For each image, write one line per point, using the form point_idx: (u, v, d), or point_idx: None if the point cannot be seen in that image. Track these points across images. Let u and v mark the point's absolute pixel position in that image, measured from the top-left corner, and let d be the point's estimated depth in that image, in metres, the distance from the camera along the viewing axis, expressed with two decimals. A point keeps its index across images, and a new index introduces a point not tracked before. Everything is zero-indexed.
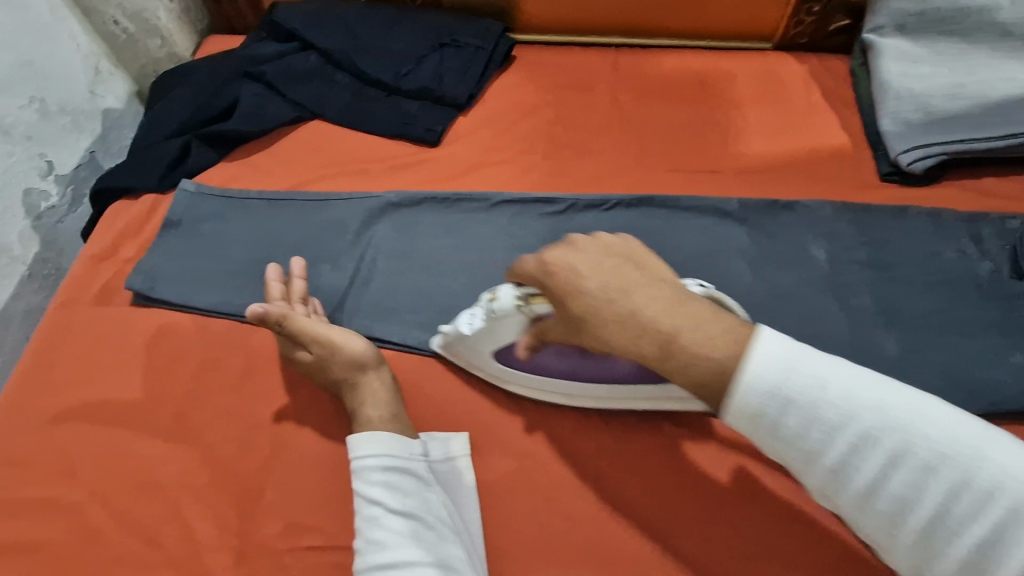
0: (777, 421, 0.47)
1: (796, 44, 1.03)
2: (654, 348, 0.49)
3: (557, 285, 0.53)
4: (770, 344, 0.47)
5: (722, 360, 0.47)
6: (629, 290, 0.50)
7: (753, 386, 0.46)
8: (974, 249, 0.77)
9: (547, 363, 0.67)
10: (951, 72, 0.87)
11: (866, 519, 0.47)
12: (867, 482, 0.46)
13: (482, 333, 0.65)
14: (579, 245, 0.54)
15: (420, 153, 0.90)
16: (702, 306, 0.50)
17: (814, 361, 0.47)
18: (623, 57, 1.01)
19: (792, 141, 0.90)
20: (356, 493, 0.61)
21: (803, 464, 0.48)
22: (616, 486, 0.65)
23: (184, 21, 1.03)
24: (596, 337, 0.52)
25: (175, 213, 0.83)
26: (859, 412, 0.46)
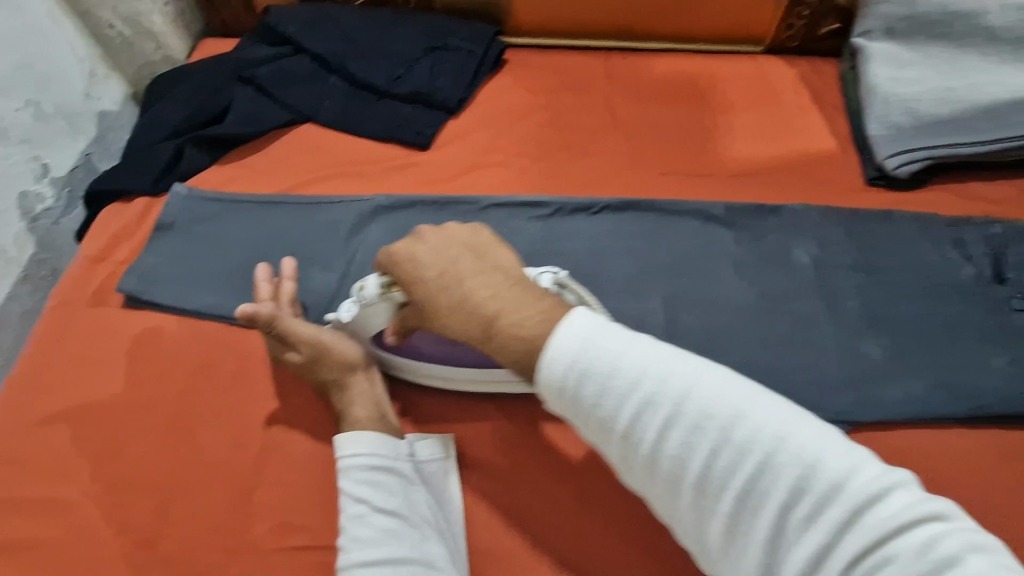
0: (574, 389, 0.48)
1: (786, 48, 1.03)
2: (479, 330, 0.54)
3: (401, 275, 0.58)
4: (574, 319, 0.50)
5: (532, 339, 0.51)
6: (461, 278, 0.55)
7: (555, 359, 0.49)
8: (957, 254, 0.78)
9: (421, 349, 0.69)
10: (940, 75, 0.87)
11: (650, 482, 0.48)
12: (650, 442, 0.46)
13: (358, 320, 0.67)
14: (426, 237, 0.59)
15: (412, 155, 0.91)
16: (525, 289, 0.55)
17: (613, 333, 0.49)
18: (614, 60, 1.01)
19: (781, 145, 0.91)
20: (342, 491, 0.62)
21: (597, 429, 0.49)
22: (599, 486, 0.66)
23: (178, 23, 1.07)
24: (435, 321, 0.56)
25: (169, 215, 0.84)
26: (645, 377, 0.47)
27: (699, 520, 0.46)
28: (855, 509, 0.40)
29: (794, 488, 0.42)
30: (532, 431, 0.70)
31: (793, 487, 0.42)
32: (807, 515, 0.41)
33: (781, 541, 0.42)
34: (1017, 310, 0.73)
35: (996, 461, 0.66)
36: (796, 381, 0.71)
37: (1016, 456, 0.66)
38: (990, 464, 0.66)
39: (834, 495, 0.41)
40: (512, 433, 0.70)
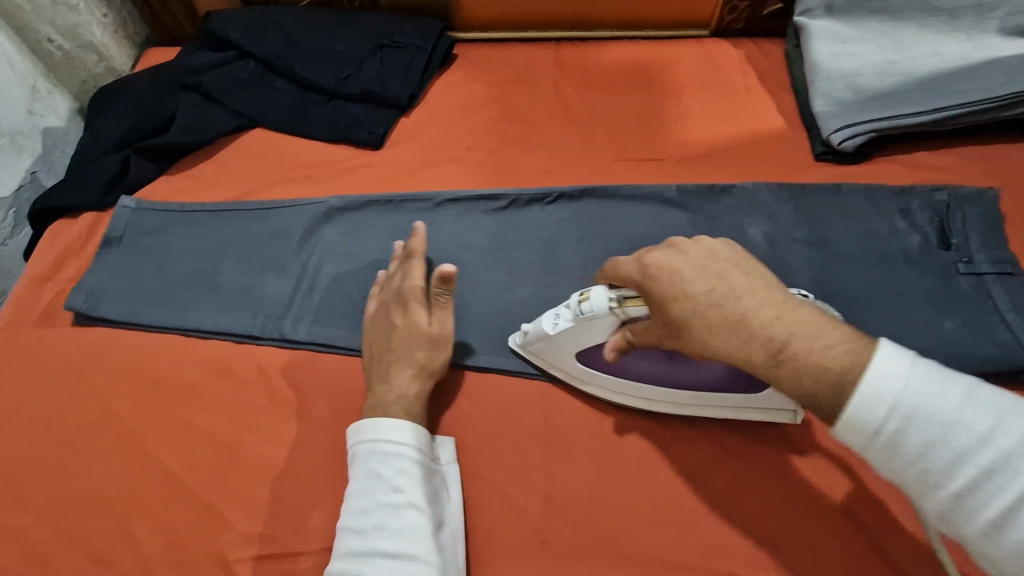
0: (888, 436, 0.42)
1: (732, 30, 1.04)
2: (763, 356, 0.46)
3: (660, 291, 0.50)
4: (892, 357, 0.43)
5: (836, 372, 0.44)
6: (740, 297, 0.47)
7: (867, 399, 0.43)
8: (904, 223, 0.79)
9: (640, 368, 0.64)
10: (880, 49, 0.90)
11: (992, 555, 0.41)
12: (1001, 513, 0.39)
13: (568, 334, 0.62)
14: (686, 250, 0.51)
15: (365, 155, 0.90)
16: (810, 315, 0.47)
17: (938, 380, 0.42)
18: (564, 50, 1.02)
19: (731, 126, 0.92)
20: (377, 475, 0.59)
21: (916, 484, 0.43)
22: (569, 471, 0.66)
23: (119, 34, 1.04)
24: (703, 344, 0.49)
25: (116, 229, 0.82)
26: (999, 436, 0.40)
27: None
28: None
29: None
30: (497, 423, 0.69)
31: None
32: None
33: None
34: (965, 274, 0.74)
35: None
36: None
37: None
38: None
39: None
40: (481, 422, 0.69)
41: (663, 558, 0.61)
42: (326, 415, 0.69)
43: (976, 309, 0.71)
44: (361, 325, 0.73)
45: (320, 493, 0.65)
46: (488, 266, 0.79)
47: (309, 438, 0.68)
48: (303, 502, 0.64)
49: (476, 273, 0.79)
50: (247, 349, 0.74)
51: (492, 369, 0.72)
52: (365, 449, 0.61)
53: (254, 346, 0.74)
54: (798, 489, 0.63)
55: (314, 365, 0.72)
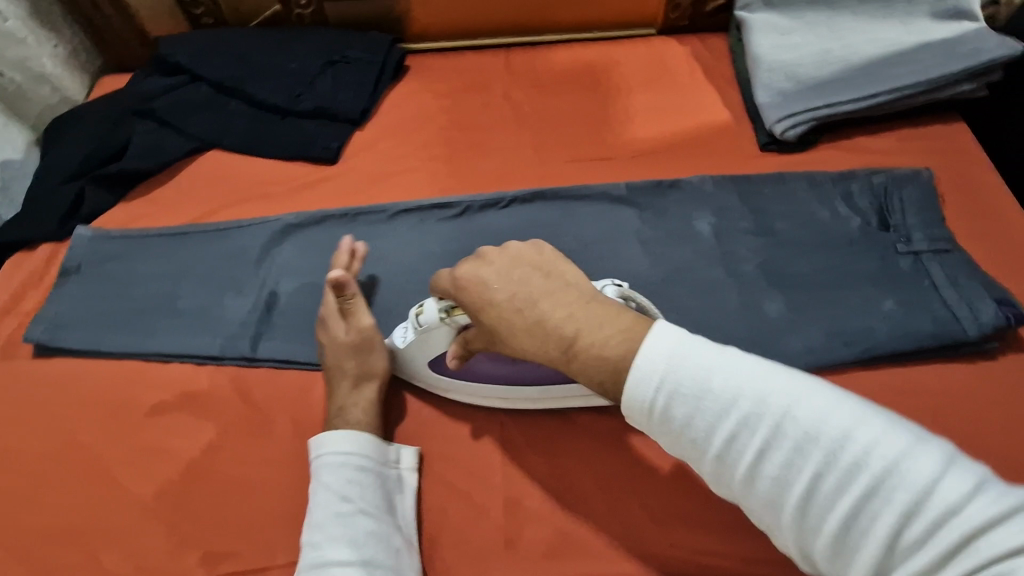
0: (662, 410, 0.47)
1: (679, 27, 1.06)
2: (556, 352, 0.51)
3: (469, 300, 0.55)
4: (660, 338, 0.48)
5: (613, 361, 0.49)
6: (535, 299, 0.52)
7: (640, 381, 0.47)
8: (845, 207, 0.81)
9: (481, 371, 0.68)
10: (818, 38, 0.92)
11: (746, 502, 0.47)
12: (747, 464, 0.45)
13: (414, 346, 0.67)
14: (488, 258, 0.55)
15: (320, 171, 0.91)
16: (598, 307, 0.51)
17: (700, 353, 0.47)
18: (514, 56, 1.03)
19: (679, 122, 0.94)
20: (325, 486, 0.62)
21: (688, 451, 0.48)
22: (530, 468, 0.67)
23: (72, 64, 1.04)
24: (509, 344, 0.54)
25: (74, 259, 0.83)
26: (743, 397, 0.45)
27: (803, 541, 0.44)
28: (967, 538, 0.38)
29: (905, 513, 0.40)
30: (457, 428, 0.70)
31: (905, 510, 0.40)
32: (918, 540, 0.39)
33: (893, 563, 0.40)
34: (903, 254, 0.77)
35: (893, 397, 0.69)
36: None
37: (909, 391, 0.69)
38: (888, 401, 0.69)
39: (944, 521, 0.39)
40: (441, 426, 0.71)
41: (623, 548, 0.62)
42: (288, 430, 0.70)
43: (914, 287, 0.74)
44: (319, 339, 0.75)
45: (285, 506, 0.66)
46: (444, 273, 0.81)
47: (272, 453, 0.69)
48: (268, 517, 0.65)
49: (433, 281, 0.80)
50: (208, 369, 0.75)
51: None
52: (317, 464, 0.64)
53: (216, 366, 0.75)
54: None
55: (275, 382, 0.73)
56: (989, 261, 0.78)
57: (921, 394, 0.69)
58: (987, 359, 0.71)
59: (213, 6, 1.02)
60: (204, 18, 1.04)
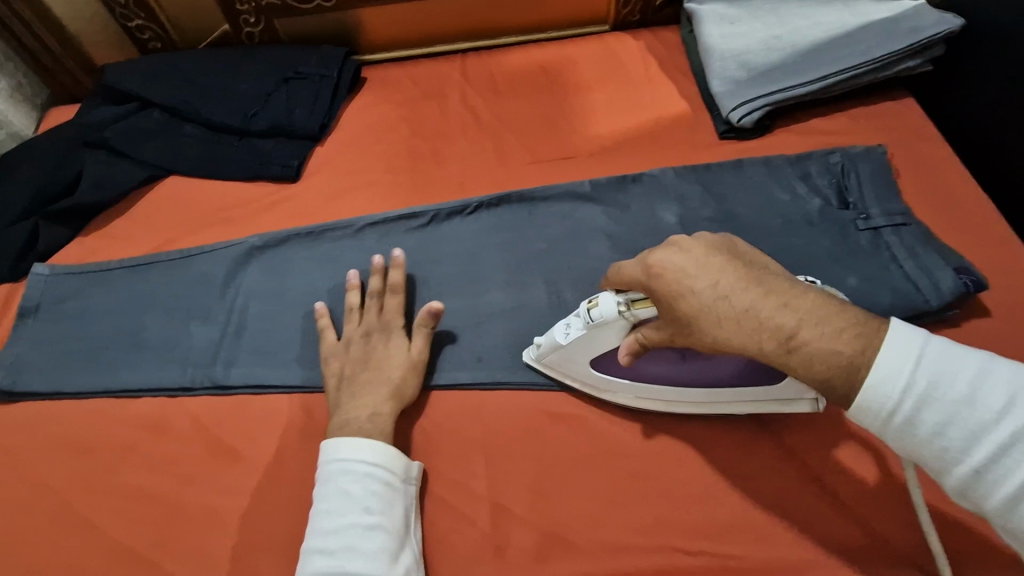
0: (904, 416, 0.46)
1: (630, 22, 1.08)
2: (775, 346, 0.49)
3: (663, 291, 0.52)
4: (906, 345, 0.46)
5: (846, 358, 0.48)
6: (751, 292, 0.50)
7: (881, 383, 0.46)
8: (804, 188, 0.83)
9: (655, 372, 0.65)
10: (765, 26, 0.94)
11: (1002, 521, 0.44)
12: (1009, 482, 0.42)
13: (578, 344, 0.63)
14: (688, 247, 0.52)
15: (282, 189, 0.90)
16: (814, 302, 0.50)
17: (954, 361, 0.45)
18: (469, 60, 1.03)
19: (637, 116, 0.95)
20: (347, 496, 0.60)
21: (933, 461, 0.46)
22: (513, 472, 0.67)
23: (17, 97, 1.00)
24: (710, 339, 0.52)
25: (31, 298, 0.81)
26: (1004, 408, 0.43)
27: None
28: None
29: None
30: (436, 440, 0.70)
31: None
32: None
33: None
34: (863, 230, 0.78)
35: None
36: None
37: None
38: None
39: None
40: (422, 438, 0.70)
41: (611, 544, 0.62)
42: (264, 455, 0.69)
43: (876, 261, 0.75)
44: (290, 360, 0.74)
45: (267, 533, 0.65)
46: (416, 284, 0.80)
47: (250, 482, 0.67)
48: (250, 546, 0.64)
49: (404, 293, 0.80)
50: (179, 401, 0.73)
51: (428, 385, 0.73)
52: (334, 469, 0.62)
53: (188, 397, 0.73)
54: (730, 456, 0.66)
55: (248, 407, 0.72)
56: (944, 231, 0.80)
57: None
58: (948, 327, 0.73)
59: (160, 31, 1.01)
60: (151, 43, 1.03)
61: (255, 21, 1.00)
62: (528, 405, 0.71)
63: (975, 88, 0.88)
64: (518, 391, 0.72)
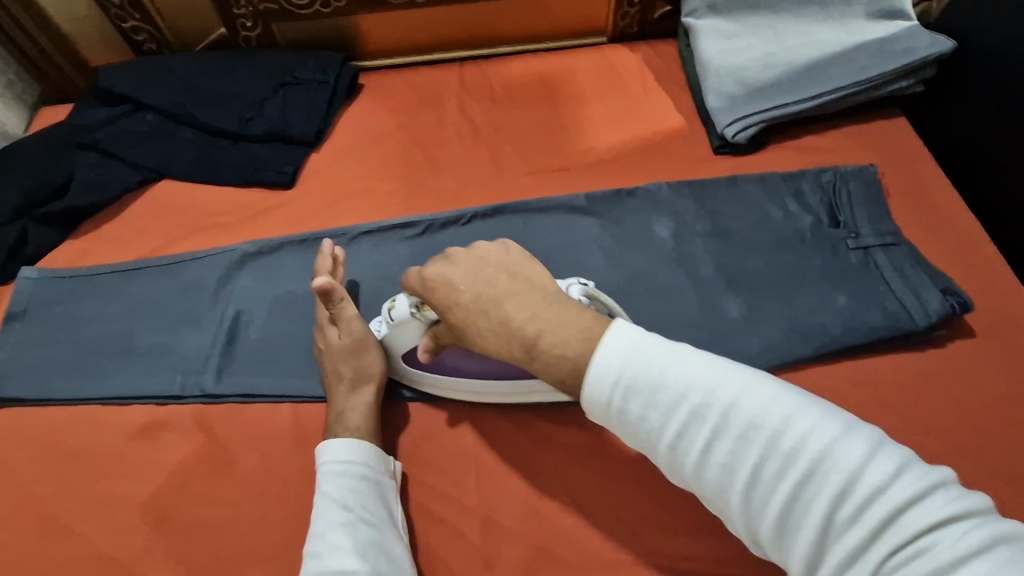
0: (619, 404, 0.50)
1: (628, 34, 1.08)
2: (521, 351, 0.54)
3: (436, 300, 0.57)
4: (617, 339, 0.50)
5: (572, 359, 0.52)
6: (499, 299, 0.55)
7: (600, 377, 0.50)
8: (796, 205, 0.84)
9: (456, 364, 0.68)
10: (761, 43, 0.95)
11: (697, 486, 0.49)
12: (696, 454, 0.48)
13: (388, 340, 0.68)
14: (455, 258, 0.58)
15: (277, 196, 0.89)
16: (563, 308, 0.54)
17: (655, 349, 0.50)
18: (468, 70, 1.03)
19: (632, 129, 0.95)
20: (325, 495, 0.61)
21: (644, 441, 0.50)
22: (504, 486, 0.67)
23: (8, 96, 0.99)
24: (472, 342, 0.56)
25: (20, 302, 0.80)
26: (694, 390, 0.48)
27: (748, 523, 0.47)
28: (889, 516, 0.41)
29: (838, 495, 0.43)
30: (428, 452, 0.70)
31: (836, 492, 0.43)
32: (848, 519, 0.42)
33: (826, 543, 0.43)
34: (853, 249, 0.79)
35: (848, 389, 0.72)
36: None
37: (863, 383, 0.72)
38: (846, 394, 0.71)
39: (870, 502, 0.42)
40: (413, 450, 0.70)
41: (598, 558, 0.63)
42: (255, 466, 0.68)
43: (864, 281, 0.76)
44: (281, 369, 0.74)
45: (256, 545, 0.64)
46: None
47: (240, 493, 0.67)
48: (239, 558, 0.64)
49: None
50: (169, 410, 0.72)
51: (420, 397, 0.73)
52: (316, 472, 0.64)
53: (177, 405, 0.73)
54: None
55: (238, 417, 0.71)
56: (932, 251, 0.81)
57: (875, 386, 0.71)
58: (935, 346, 0.74)
59: (155, 32, 1.00)
60: (146, 45, 1.02)
61: (252, 25, 1.00)
62: (521, 419, 0.71)
63: (966, 109, 0.89)
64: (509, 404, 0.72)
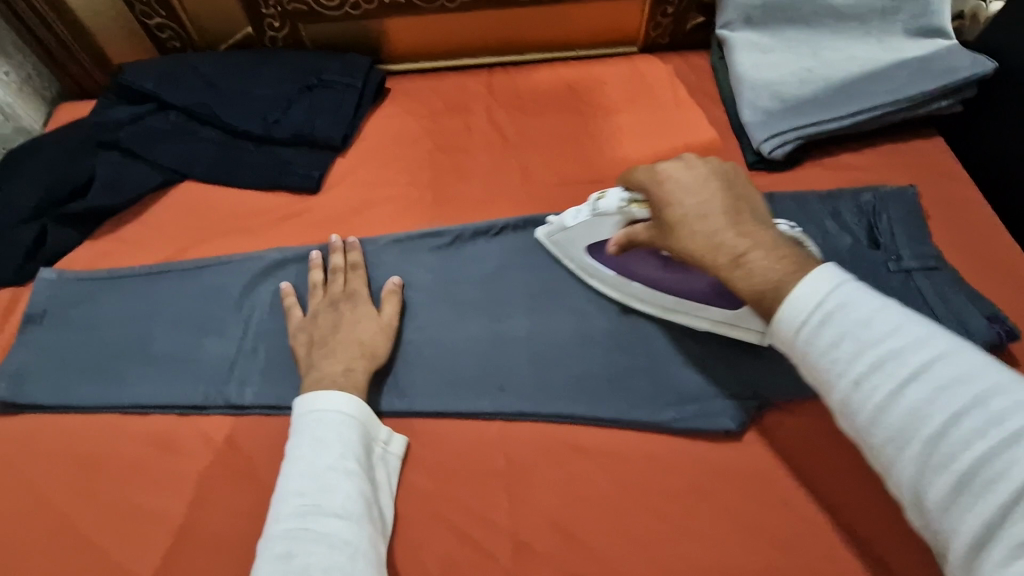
0: (814, 331, 0.50)
1: (659, 45, 1.06)
2: (727, 261, 0.59)
3: (657, 194, 0.65)
4: (829, 271, 0.52)
5: (776, 275, 0.55)
6: (724, 215, 0.61)
7: (802, 294, 0.52)
8: (834, 225, 0.82)
9: (635, 266, 0.73)
10: (798, 57, 0.93)
11: (871, 435, 0.47)
12: (882, 397, 0.46)
13: (580, 228, 0.72)
14: (692, 168, 0.65)
15: (301, 201, 0.87)
16: (775, 238, 0.59)
17: (865, 294, 0.50)
18: (496, 76, 1.01)
19: (665, 141, 0.94)
20: (319, 441, 0.61)
21: (824, 378, 0.50)
22: (536, 508, 0.65)
23: (26, 91, 0.97)
24: (680, 241, 0.62)
25: (37, 304, 0.78)
26: (898, 335, 0.47)
27: (920, 480, 0.44)
28: None
29: None
30: (459, 473, 0.67)
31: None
32: None
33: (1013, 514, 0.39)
34: (895, 271, 0.77)
35: None
36: (708, 370, 0.71)
37: None
38: None
39: None
40: (444, 469, 0.68)
41: None
42: (277, 481, 0.65)
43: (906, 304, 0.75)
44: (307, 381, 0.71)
45: None
46: (438, 307, 0.78)
47: (260, 510, 0.64)
48: None
49: (425, 323, 0.77)
50: (190, 420, 0.70)
51: (449, 413, 0.71)
52: (310, 418, 0.63)
53: (199, 416, 0.70)
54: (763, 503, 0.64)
55: (260, 430, 0.69)
56: (973, 276, 0.79)
57: None
58: None
59: (180, 30, 0.98)
60: (170, 43, 1.00)
61: (279, 26, 0.98)
62: (556, 439, 0.69)
63: (1006, 132, 0.87)
64: (542, 423, 0.70)
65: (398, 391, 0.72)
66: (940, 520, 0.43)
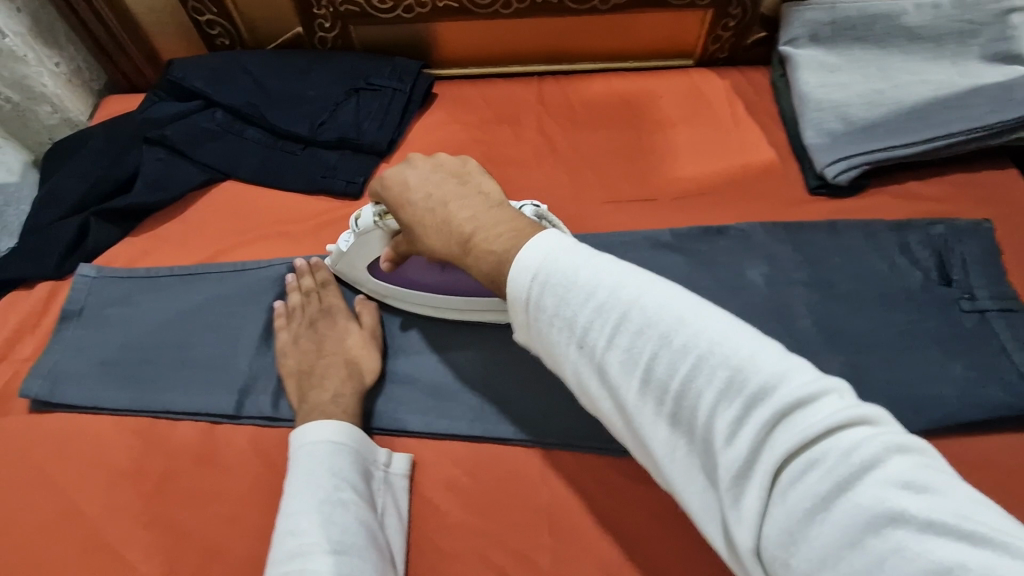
0: (537, 301, 0.46)
1: (716, 59, 1.03)
2: (457, 246, 0.54)
3: (391, 196, 0.60)
4: (543, 239, 0.47)
5: (495, 257, 0.50)
6: (445, 201, 0.56)
7: (521, 271, 0.47)
8: (903, 259, 0.77)
9: (413, 278, 0.72)
10: (867, 78, 0.88)
11: (600, 393, 0.45)
12: (598, 353, 0.43)
13: (355, 250, 0.70)
14: (414, 162, 0.60)
15: (344, 207, 0.85)
16: (505, 213, 0.53)
17: (580, 252, 0.46)
18: (547, 85, 0.98)
19: (722, 161, 0.90)
20: (312, 472, 0.59)
21: (555, 342, 0.46)
22: (582, 547, 0.60)
23: (76, 83, 0.97)
24: (420, 240, 0.58)
25: (76, 301, 0.77)
26: (602, 287, 0.44)
27: (642, 431, 0.42)
28: (778, 412, 0.36)
29: (722, 391, 0.38)
30: (500, 504, 0.63)
31: (721, 391, 0.38)
32: (734, 419, 0.37)
33: (714, 453, 0.38)
34: (968, 312, 0.72)
35: (966, 470, 0.64)
36: None
37: (986, 465, 0.64)
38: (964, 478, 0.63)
39: (761, 400, 0.36)
40: (487, 496, 0.64)
41: None
42: None
43: (983, 349, 0.70)
44: None
45: None
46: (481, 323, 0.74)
47: None
48: None
49: (465, 339, 0.73)
50: (224, 430, 0.68)
51: (491, 438, 0.67)
52: (304, 450, 0.61)
53: (234, 426, 0.68)
54: None
55: None
56: None
57: (999, 469, 0.64)
58: None
59: (230, 28, 0.97)
60: (219, 40, 0.99)
61: (330, 26, 0.96)
62: (602, 473, 0.64)
63: None
64: (590, 455, 0.65)
65: (438, 413, 0.69)
66: (664, 468, 0.41)
